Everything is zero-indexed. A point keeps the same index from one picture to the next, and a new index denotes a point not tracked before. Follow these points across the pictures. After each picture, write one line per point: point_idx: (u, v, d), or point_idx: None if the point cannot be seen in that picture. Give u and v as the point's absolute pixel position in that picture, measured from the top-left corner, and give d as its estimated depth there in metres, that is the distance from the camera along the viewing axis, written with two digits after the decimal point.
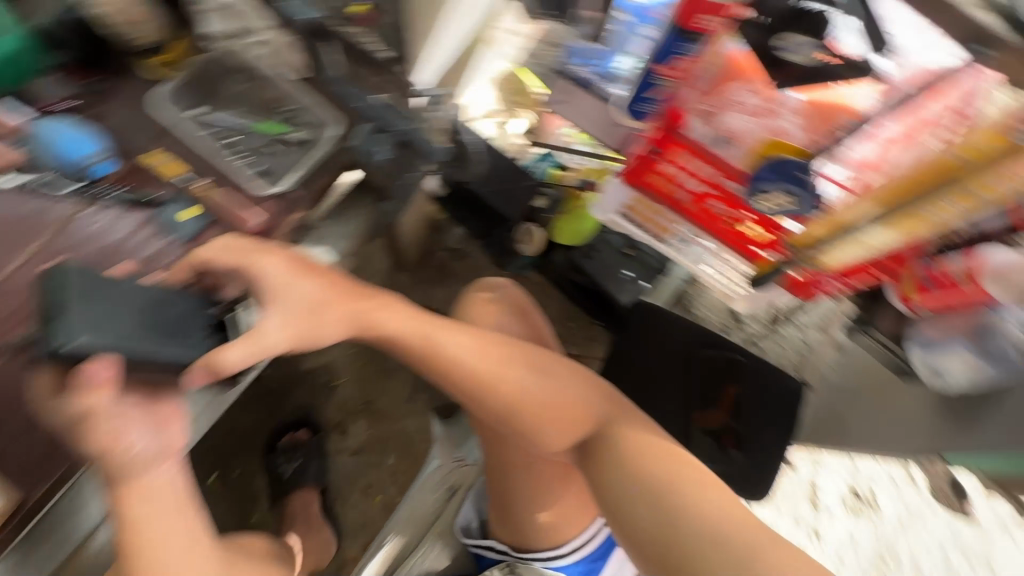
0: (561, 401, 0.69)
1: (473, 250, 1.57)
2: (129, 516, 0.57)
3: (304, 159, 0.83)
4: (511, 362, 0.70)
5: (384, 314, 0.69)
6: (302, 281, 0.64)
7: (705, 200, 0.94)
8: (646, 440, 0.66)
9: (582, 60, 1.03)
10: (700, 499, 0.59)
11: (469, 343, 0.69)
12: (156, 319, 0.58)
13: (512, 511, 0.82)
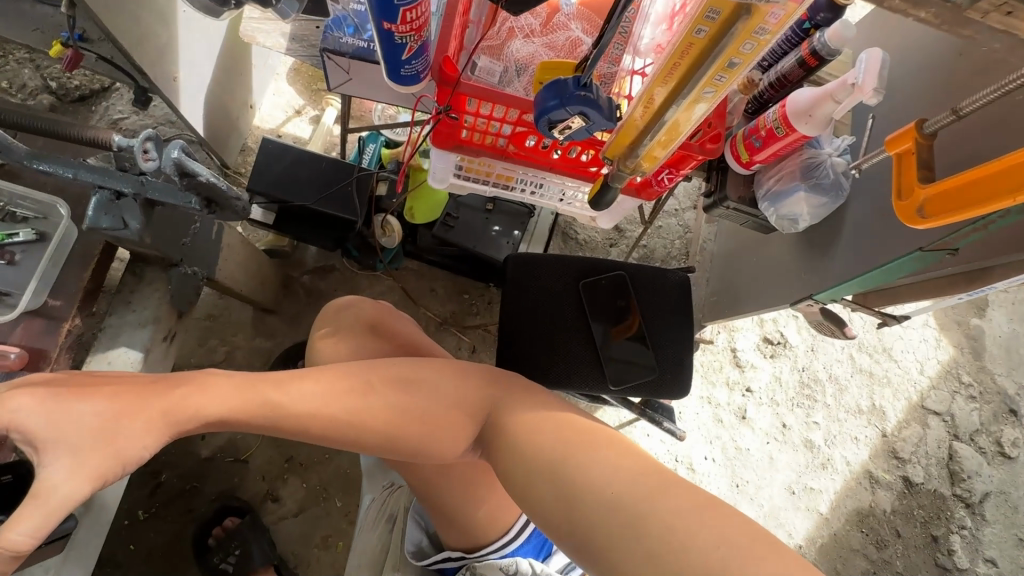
0: (440, 407, 0.66)
1: (337, 262, 1.46)
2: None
3: (43, 262, 0.68)
4: (375, 390, 0.65)
5: (198, 398, 0.60)
6: (81, 406, 0.54)
7: (522, 139, 0.89)
8: (532, 417, 0.63)
9: (351, 28, 1.00)
10: (592, 460, 0.58)
11: (319, 390, 0.63)
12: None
13: (446, 519, 0.80)
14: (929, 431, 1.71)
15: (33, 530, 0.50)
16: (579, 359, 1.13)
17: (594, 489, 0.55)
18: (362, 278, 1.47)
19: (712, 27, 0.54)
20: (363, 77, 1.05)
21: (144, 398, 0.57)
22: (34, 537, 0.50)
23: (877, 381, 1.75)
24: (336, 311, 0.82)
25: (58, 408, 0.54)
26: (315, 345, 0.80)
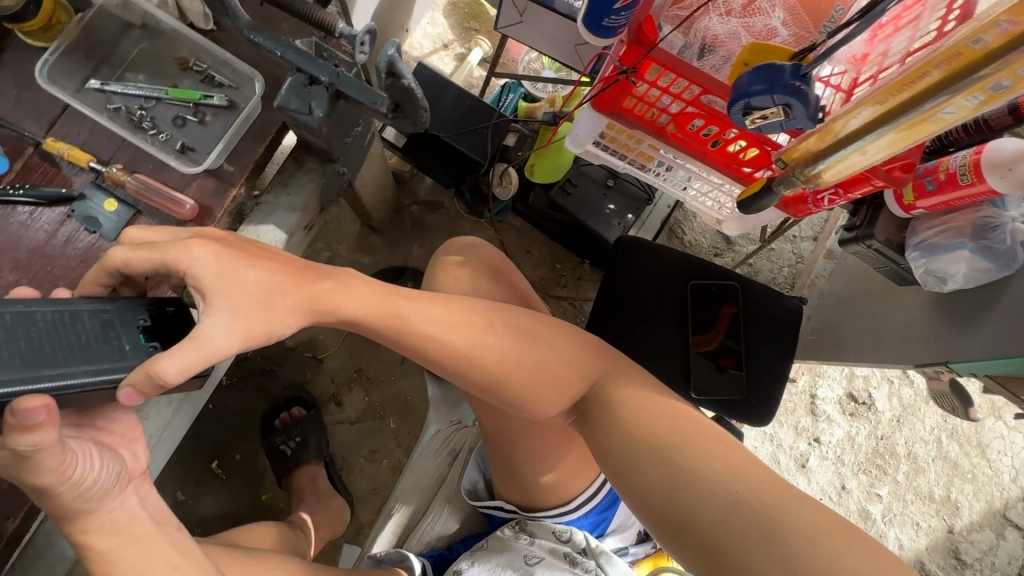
0: (552, 364, 0.65)
1: (446, 200, 1.48)
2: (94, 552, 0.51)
3: (228, 129, 0.74)
4: (492, 331, 0.64)
5: (341, 294, 0.60)
6: (250, 268, 0.54)
7: (685, 122, 0.87)
8: (645, 399, 0.62)
9: None
10: (709, 455, 0.56)
11: (443, 314, 0.63)
12: (63, 337, 0.49)
13: (514, 475, 0.80)
14: (1005, 542, 1.56)
15: (184, 367, 0.49)
16: (666, 357, 1.11)
17: (712, 483, 0.54)
18: (465, 222, 1.48)
19: (998, 36, 0.49)
20: (534, 24, 1.04)
21: (297, 281, 0.58)
22: (184, 373, 0.49)
23: (960, 474, 1.60)
24: (457, 242, 0.83)
25: (228, 268, 0.53)
26: (435, 273, 0.81)
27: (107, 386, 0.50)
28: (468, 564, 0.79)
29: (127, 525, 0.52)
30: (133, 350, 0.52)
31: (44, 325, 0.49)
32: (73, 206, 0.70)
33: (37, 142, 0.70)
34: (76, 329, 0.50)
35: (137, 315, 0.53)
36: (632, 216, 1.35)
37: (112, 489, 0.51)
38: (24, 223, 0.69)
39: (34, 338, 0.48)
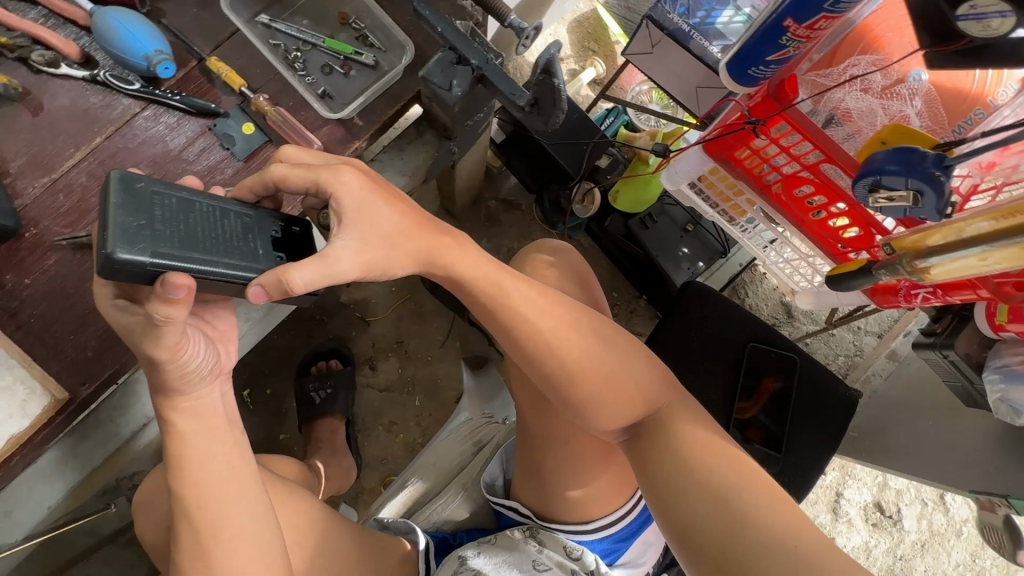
0: (623, 377, 0.66)
1: (525, 203, 1.51)
2: (173, 429, 0.58)
3: (371, 86, 0.79)
4: (577, 327, 0.66)
5: (455, 254, 0.64)
6: (383, 205, 0.58)
7: (794, 186, 0.87)
8: (706, 435, 0.62)
9: (683, 7, 1.01)
10: (765, 506, 0.56)
11: (536, 299, 0.66)
12: (212, 227, 0.53)
13: (541, 480, 0.80)
14: None
15: (311, 280, 0.52)
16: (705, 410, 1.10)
17: (763, 533, 0.54)
18: (537, 229, 1.51)
19: None
20: (663, 58, 1.06)
21: (409, 237, 0.60)
22: (308, 286, 0.52)
23: None
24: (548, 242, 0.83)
25: (367, 200, 0.57)
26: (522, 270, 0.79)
27: (238, 283, 0.53)
28: (474, 552, 0.80)
29: (203, 414, 0.60)
30: (264, 255, 0.55)
31: (198, 212, 0.53)
32: (215, 122, 0.76)
33: (202, 56, 0.76)
34: (222, 222, 0.54)
35: (270, 225, 0.57)
36: (703, 264, 1.35)
37: (203, 376, 0.57)
38: (175, 125, 0.76)
39: (190, 221, 0.52)
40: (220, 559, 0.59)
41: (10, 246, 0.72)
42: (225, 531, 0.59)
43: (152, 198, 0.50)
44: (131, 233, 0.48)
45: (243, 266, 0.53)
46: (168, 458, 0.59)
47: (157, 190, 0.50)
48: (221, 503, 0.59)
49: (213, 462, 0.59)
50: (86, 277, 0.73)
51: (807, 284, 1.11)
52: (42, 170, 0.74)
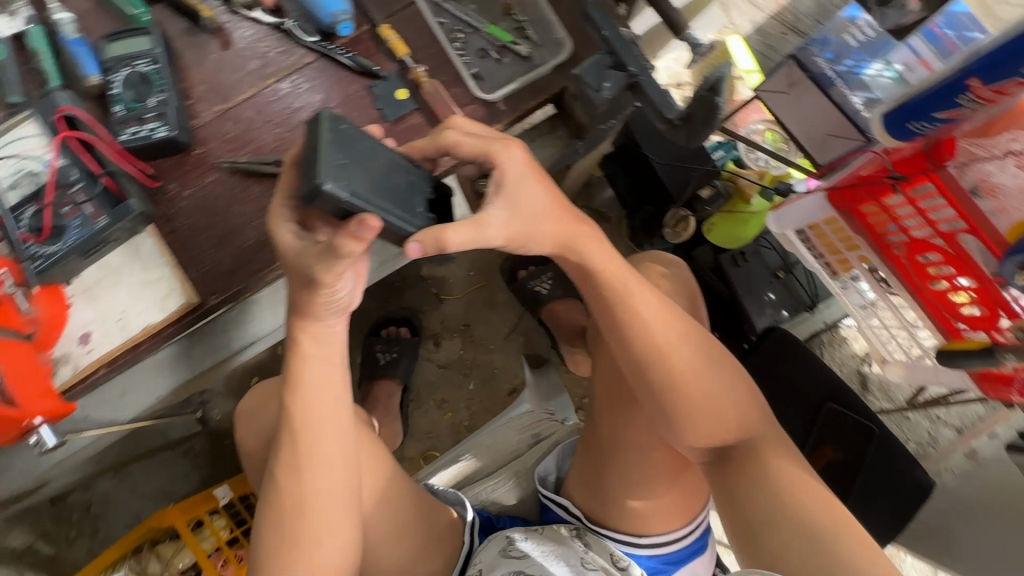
0: (724, 400, 0.66)
1: (615, 217, 1.53)
2: (300, 351, 0.63)
3: (521, 75, 0.82)
4: (688, 341, 0.68)
5: (591, 247, 0.68)
6: (536, 186, 0.62)
7: (919, 251, 0.85)
8: (800, 471, 0.63)
9: (830, 52, 1.01)
10: (854, 552, 0.57)
11: (654, 305, 0.68)
12: (389, 175, 0.58)
13: (606, 481, 0.82)
14: None
15: (464, 242, 0.57)
16: None
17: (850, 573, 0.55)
18: (621, 244, 1.52)
19: None
20: (798, 100, 1.05)
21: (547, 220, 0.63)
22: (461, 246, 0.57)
23: None
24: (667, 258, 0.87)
25: (525, 176, 0.61)
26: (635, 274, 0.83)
27: (400, 232, 0.58)
28: (523, 537, 0.85)
29: (329, 345, 0.64)
30: (422, 213, 0.60)
31: (381, 160, 0.58)
32: (373, 82, 0.82)
33: (376, 22, 0.83)
34: (396, 173, 0.59)
35: (428, 185, 0.62)
36: (786, 314, 1.32)
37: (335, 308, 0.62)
38: (339, 79, 0.83)
39: (375, 167, 0.57)
40: (312, 479, 0.63)
41: (179, 159, 0.81)
42: (321, 454, 0.64)
43: (352, 140, 0.55)
44: (334, 169, 0.53)
45: (406, 219, 0.58)
46: (288, 376, 0.64)
47: (355, 134, 0.56)
48: (324, 427, 0.64)
49: (325, 389, 0.64)
50: (235, 200, 0.81)
51: (903, 357, 1.04)
52: (217, 99, 0.82)
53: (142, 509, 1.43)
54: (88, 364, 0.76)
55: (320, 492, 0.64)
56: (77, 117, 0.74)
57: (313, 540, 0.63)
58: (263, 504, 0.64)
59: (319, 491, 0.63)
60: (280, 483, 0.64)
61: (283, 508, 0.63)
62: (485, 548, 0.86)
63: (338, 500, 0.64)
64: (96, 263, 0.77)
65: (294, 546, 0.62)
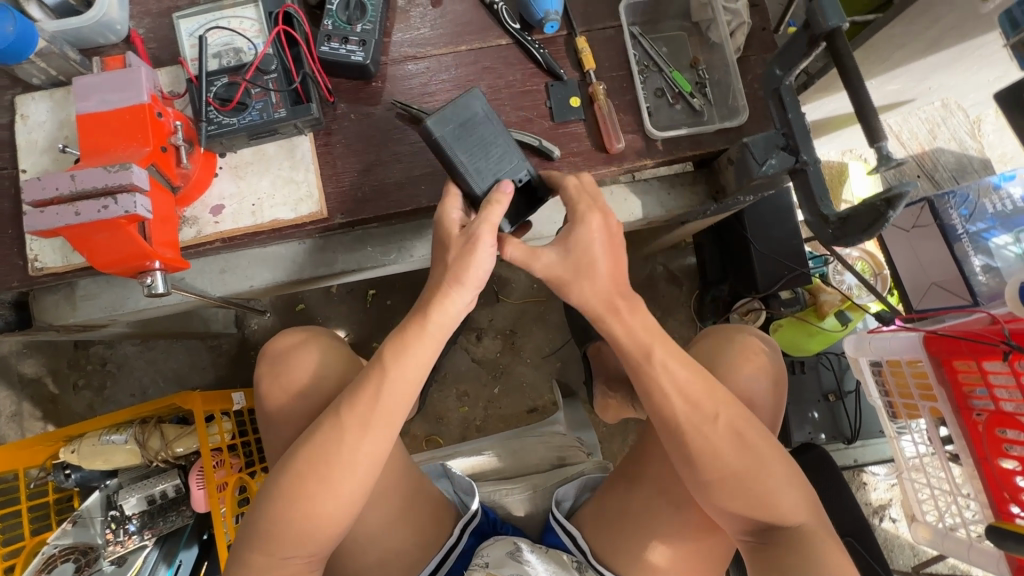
0: (766, 480, 0.69)
1: (687, 285, 1.54)
2: (423, 323, 0.69)
3: (687, 126, 0.87)
4: (740, 416, 0.71)
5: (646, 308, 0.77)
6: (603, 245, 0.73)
7: (1000, 424, 0.84)
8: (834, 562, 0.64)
9: (966, 209, 1.03)
10: None
11: (704, 374, 0.71)
12: (487, 143, 0.75)
13: (624, 532, 0.83)
14: None
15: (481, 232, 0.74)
16: None
17: None
18: (682, 312, 1.53)
19: None
20: (916, 242, 1.08)
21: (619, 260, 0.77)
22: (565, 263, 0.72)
23: None
24: (762, 339, 0.93)
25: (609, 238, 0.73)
26: (733, 345, 0.89)
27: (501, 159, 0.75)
28: (528, 547, 0.86)
29: (444, 326, 0.70)
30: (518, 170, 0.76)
31: (487, 134, 0.75)
32: (553, 82, 0.87)
33: (575, 31, 0.87)
34: (494, 147, 0.75)
35: (520, 172, 0.76)
36: (823, 438, 1.31)
37: (478, 283, 0.69)
38: (524, 70, 0.88)
39: (478, 130, 0.74)
40: (376, 432, 0.67)
41: (358, 85, 0.85)
42: (388, 405, 0.68)
43: (475, 115, 0.75)
44: (434, 136, 0.73)
45: (475, 179, 0.74)
46: (397, 332, 0.69)
47: (483, 113, 0.75)
48: (400, 384, 0.68)
49: (423, 362, 0.69)
50: (393, 137, 0.85)
51: (934, 521, 1.05)
52: (409, 46, 0.88)
53: (151, 384, 1.45)
54: (209, 234, 0.79)
55: (378, 444, 0.68)
56: (296, 15, 0.79)
57: (352, 486, 0.67)
58: (312, 436, 0.67)
59: (375, 445, 0.67)
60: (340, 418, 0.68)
61: (336, 446, 0.66)
62: (491, 545, 0.87)
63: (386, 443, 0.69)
64: (255, 146, 0.81)
65: (335, 477, 0.67)
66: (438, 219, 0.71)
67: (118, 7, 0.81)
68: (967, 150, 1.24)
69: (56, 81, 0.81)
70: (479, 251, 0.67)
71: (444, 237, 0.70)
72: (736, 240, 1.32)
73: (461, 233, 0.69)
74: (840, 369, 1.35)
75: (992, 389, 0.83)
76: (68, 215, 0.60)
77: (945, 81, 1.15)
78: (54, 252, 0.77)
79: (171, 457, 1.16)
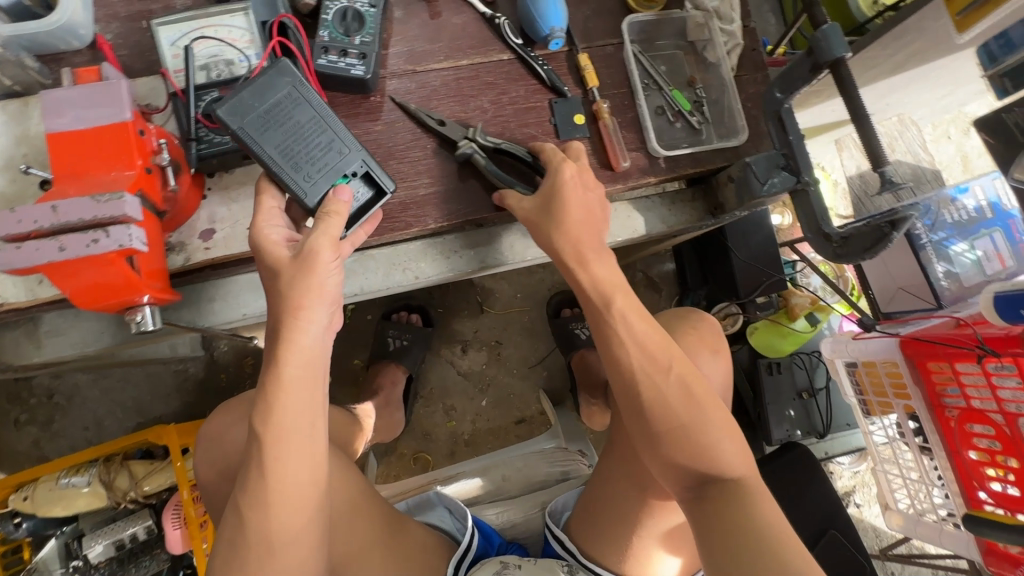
0: (707, 443, 0.67)
1: (665, 291, 1.58)
2: (279, 373, 0.63)
3: (688, 144, 0.89)
4: (669, 375, 0.69)
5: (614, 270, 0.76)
6: (578, 194, 0.75)
7: (970, 420, 0.91)
8: (773, 524, 0.62)
9: (928, 219, 1.11)
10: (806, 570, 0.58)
11: (646, 333, 0.71)
12: (303, 135, 0.70)
13: (608, 538, 0.83)
14: None
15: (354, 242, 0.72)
16: None
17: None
18: None
19: None
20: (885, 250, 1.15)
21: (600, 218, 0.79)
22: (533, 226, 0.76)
23: None
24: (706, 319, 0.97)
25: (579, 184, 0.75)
26: (692, 332, 0.93)
27: (304, 158, 0.70)
28: (515, 565, 0.87)
29: (308, 363, 0.65)
30: (344, 166, 0.72)
31: (303, 121, 0.70)
32: (556, 99, 0.86)
33: (577, 48, 0.87)
34: (315, 139, 0.71)
35: (351, 165, 0.73)
36: (800, 433, 1.38)
37: (330, 299, 0.66)
38: (527, 85, 0.86)
39: (286, 120, 0.69)
40: (280, 507, 0.62)
41: (356, 99, 0.81)
42: (290, 460, 0.63)
43: (283, 97, 0.69)
44: (231, 126, 0.66)
45: (289, 175, 0.69)
46: (260, 401, 0.63)
47: (297, 90, 0.70)
48: (289, 450, 0.63)
49: (301, 415, 0.64)
50: (396, 155, 0.82)
51: (906, 506, 1.13)
52: (408, 60, 0.84)
53: (106, 415, 1.32)
54: (200, 260, 0.73)
55: (290, 523, 0.62)
56: (291, 27, 0.74)
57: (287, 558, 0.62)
58: (220, 534, 0.62)
59: (288, 524, 0.62)
60: (245, 504, 0.62)
61: (247, 549, 0.61)
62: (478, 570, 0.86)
63: (302, 492, 0.63)
64: (247, 166, 0.75)
65: (260, 546, 0.61)
66: (258, 246, 0.66)
67: (82, 10, 0.73)
68: (920, 163, 1.31)
69: (11, 92, 0.72)
70: (320, 268, 0.65)
71: (275, 263, 0.65)
72: (715, 248, 1.37)
73: (294, 257, 0.65)
74: (811, 368, 1.42)
75: (965, 388, 0.90)
76: (50, 250, 0.54)
77: (901, 98, 1.24)
78: (13, 284, 0.68)
79: (141, 497, 1.07)
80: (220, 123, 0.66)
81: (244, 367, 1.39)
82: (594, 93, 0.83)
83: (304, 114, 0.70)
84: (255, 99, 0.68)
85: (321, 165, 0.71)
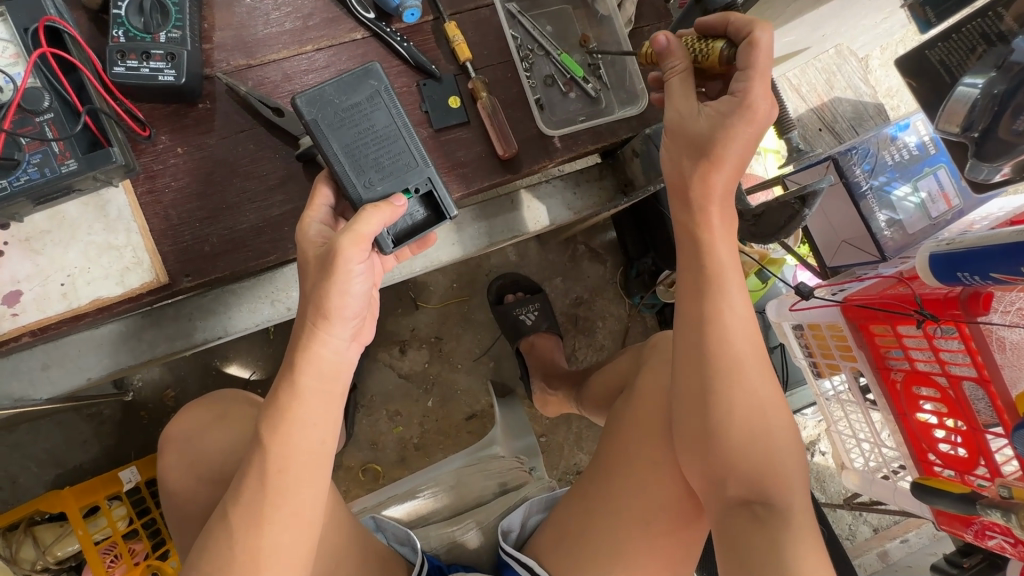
0: (770, 462, 0.62)
1: (611, 262, 1.49)
2: (295, 381, 0.55)
3: (586, 117, 0.78)
4: (762, 389, 0.63)
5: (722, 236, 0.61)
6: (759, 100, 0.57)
7: (916, 383, 0.85)
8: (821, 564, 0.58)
9: (869, 164, 1.01)
10: None
11: (745, 326, 0.62)
12: (376, 139, 0.62)
13: (591, 505, 0.77)
14: None
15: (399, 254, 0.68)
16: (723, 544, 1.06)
17: None
18: (610, 290, 1.49)
19: None
20: (825, 200, 1.05)
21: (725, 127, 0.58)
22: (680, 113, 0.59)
23: None
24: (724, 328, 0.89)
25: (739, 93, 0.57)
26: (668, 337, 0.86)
27: (369, 163, 0.62)
28: None
29: (328, 375, 0.56)
30: (411, 176, 0.62)
31: (381, 124, 0.62)
32: (425, 81, 0.73)
33: (443, 16, 0.73)
34: (388, 146, 0.63)
35: (415, 179, 0.62)
36: None
37: (355, 311, 0.56)
38: (389, 68, 0.73)
39: (361, 121, 0.62)
40: (270, 532, 0.54)
41: (179, 109, 0.68)
42: (295, 487, 0.55)
43: (365, 97, 0.62)
44: (306, 118, 0.61)
45: (349, 176, 0.61)
46: (271, 403, 0.55)
47: (381, 89, 0.62)
48: (296, 487, 0.55)
49: (314, 432, 0.56)
50: (238, 169, 0.69)
51: (862, 465, 1.08)
52: (240, 52, 0.70)
53: (18, 473, 1.22)
54: (8, 330, 0.61)
55: (277, 549, 0.55)
56: (65, 32, 0.59)
57: None
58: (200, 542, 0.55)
59: (277, 550, 0.54)
60: (233, 524, 0.54)
61: (231, 564, 0.53)
62: None
63: (299, 526, 0.56)
64: (46, 210, 0.63)
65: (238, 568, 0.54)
66: (298, 237, 0.58)
67: None
68: (862, 97, 1.21)
69: None
70: (343, 272, 0.53)
71: (303, 260, 0.57)
72: (653, 214, 1.27)
73: (321, 256, 0.55)
74: (764, 326, 1.36)
75: (908, 351, 0.84)
76: None
77: (837, 27, 1.12)
78: None
79: (53, 564, 0.99)
80: (295, 112, 0.61)
81: (165, 402, 1.28)
82: (465, 72, 0.71)
83: (382, 114, 0.63)
84: (331, 95, 0.61)
85: (395, 170, 0.62)
